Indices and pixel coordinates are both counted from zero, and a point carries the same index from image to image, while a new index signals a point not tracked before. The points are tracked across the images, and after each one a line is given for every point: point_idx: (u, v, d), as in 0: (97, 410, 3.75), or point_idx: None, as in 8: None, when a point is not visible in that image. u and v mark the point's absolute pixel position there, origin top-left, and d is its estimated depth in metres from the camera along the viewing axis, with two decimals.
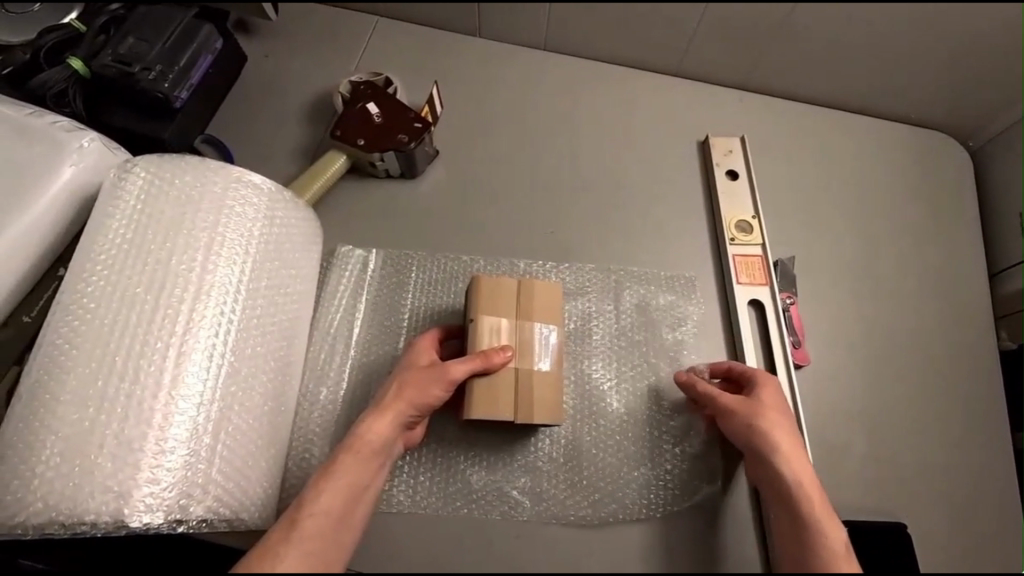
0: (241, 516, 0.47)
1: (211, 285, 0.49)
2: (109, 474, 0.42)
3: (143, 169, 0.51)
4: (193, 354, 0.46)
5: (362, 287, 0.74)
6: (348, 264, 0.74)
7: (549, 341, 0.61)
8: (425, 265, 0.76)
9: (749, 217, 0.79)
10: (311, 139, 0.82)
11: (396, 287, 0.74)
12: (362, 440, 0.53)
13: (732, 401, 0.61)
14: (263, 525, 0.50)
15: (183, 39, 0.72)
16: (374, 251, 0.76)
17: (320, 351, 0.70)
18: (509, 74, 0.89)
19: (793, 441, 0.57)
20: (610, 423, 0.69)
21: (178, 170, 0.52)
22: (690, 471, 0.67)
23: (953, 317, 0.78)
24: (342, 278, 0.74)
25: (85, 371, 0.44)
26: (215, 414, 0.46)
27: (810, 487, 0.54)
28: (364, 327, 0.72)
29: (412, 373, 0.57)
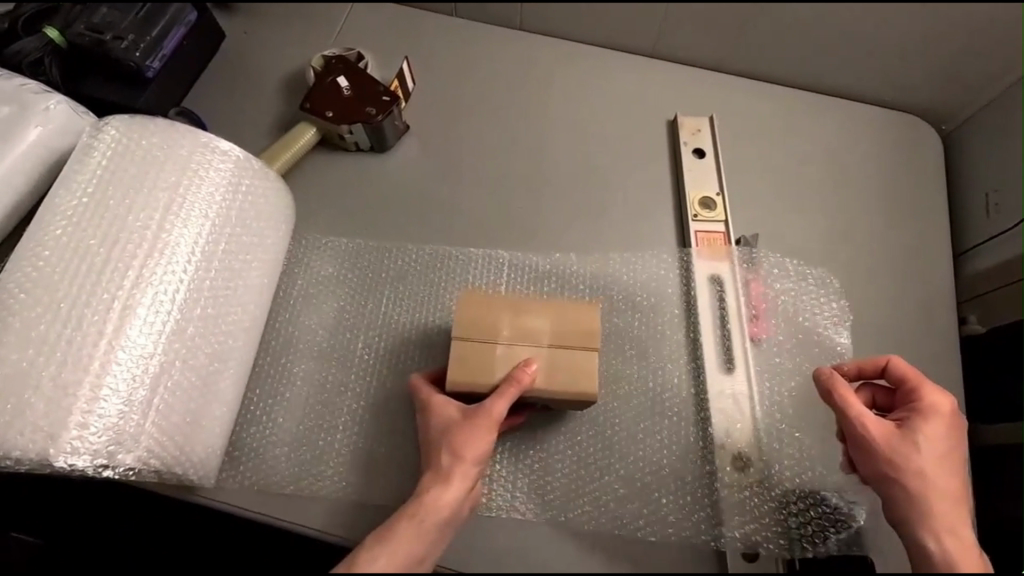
0: (174, 469, 0.49)
1: (165, 246, 0.50)
2: (42, 414, 0.44)
3: (114, 128, 0.53)
4: (138, 309, 0.48)
5: (337, 271, 0.76)
6: (326, 244, 0.76)
7: (543, 320, 0.63)
8: (397, 255, 0.76)
9: (714, 194, 0.79)
10: (286, 115, 0.84)
11: (366, 273, 0.75)
12: (426, 505, 0.53)
13: (884, 434, 0.57)
14: (199, 479, 0.51)
15: (156, 12, 0.74)
16: (358, 237, 0.77)
17: (284, 324, 0.73)
18: (484, 53, 0.90)
19: (952, 484, 0.55)
20: (614, 428, 0.68)
21: (145, 132, 0.53)
22: (657, 455, 0.67)
23: (919, 300, 0.78)
24: (321, 255, 0.76)
25: (30, 317, 0.46)
26: (154, 368, 0.48)
27: (960, 534, 0.54)
28: (328, 311, 0.73)
29: (456, 434, 0.56)
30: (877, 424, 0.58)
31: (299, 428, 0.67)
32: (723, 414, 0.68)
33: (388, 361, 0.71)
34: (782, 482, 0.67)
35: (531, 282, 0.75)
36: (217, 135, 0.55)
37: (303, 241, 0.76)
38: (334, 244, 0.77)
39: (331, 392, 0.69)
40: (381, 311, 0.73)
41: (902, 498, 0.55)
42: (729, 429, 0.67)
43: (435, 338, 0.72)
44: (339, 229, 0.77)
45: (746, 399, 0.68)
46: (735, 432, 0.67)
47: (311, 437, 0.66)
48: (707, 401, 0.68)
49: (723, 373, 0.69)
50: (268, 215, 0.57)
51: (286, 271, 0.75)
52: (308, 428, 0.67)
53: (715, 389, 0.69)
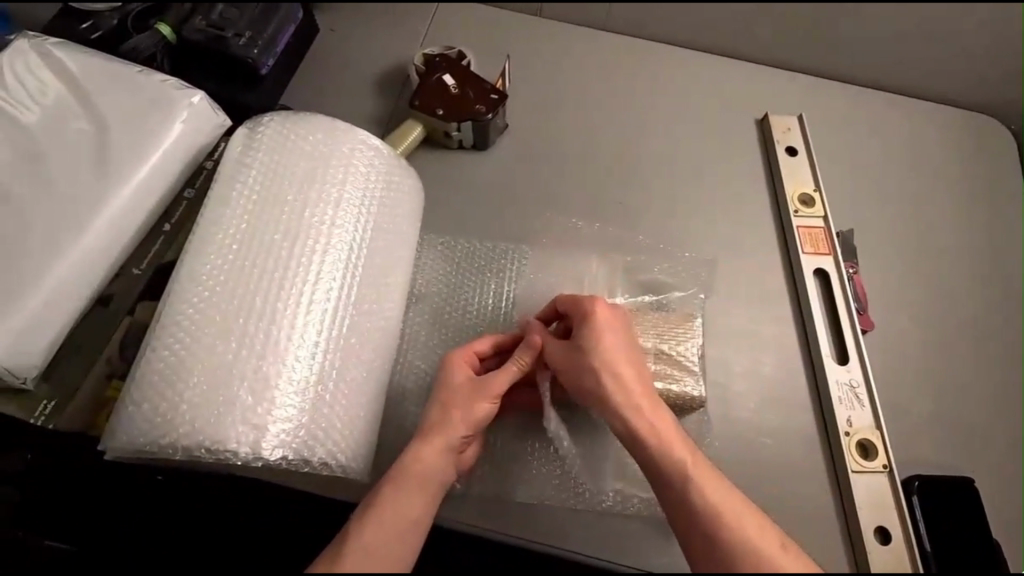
0: (353, 464, 0.47)
1: (339, 239, 0.50)
2: (248, 406, 0.42)
3: (277, 124, 0.54)
4: (322, 302, 0.47)
5: (449, 269, 0.75)
6: (436, 243, 0.76)
7: (649, 322, 0.67)
8: (516, 256, 0.76)
9: (811, 191, 0.81)
10: (383, 113, 0.84)
11: (486, 274, 0.75)
12: (415, 467, 0.52)
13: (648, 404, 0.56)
14: (361, 478, 0.51)
15: (269, 9, 0.73)
16: (465, 236, 0.77)
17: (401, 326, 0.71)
18: (571, 52, 0.91)
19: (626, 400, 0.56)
20: (737, 423, 0.68)
21: (309, 128, 0.54)
22: (788, 448, 0.67)
23: (1009, 294, 0.80)
24: (440, 257, 0.75)
25: (228, 308, 0.45)
26: (338, 361, 0.47)
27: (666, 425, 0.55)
28: (451, 311, 0.72)
29: (448, 394, 0.57)
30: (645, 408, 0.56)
31: None
32: (843, 403, 0.68)
33: None
34: (900, 468, 0.68)
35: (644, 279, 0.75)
36: (366, 132, 0.57)
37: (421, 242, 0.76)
38: (443, 243, 0.76)
39: None
40: (497, 307, 0.73)
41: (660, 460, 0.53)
42: (849, 417, 0.67)
43: None
44: (454, 230, 0.77)
45: (862, 389, 0.69)
46: (857, 420, 0.67)
47: None
48: (825, 390, 0.69)
49: (837, 363, 0.71)
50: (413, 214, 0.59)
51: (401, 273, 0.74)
52: None
53: (834, 379, 0.69)
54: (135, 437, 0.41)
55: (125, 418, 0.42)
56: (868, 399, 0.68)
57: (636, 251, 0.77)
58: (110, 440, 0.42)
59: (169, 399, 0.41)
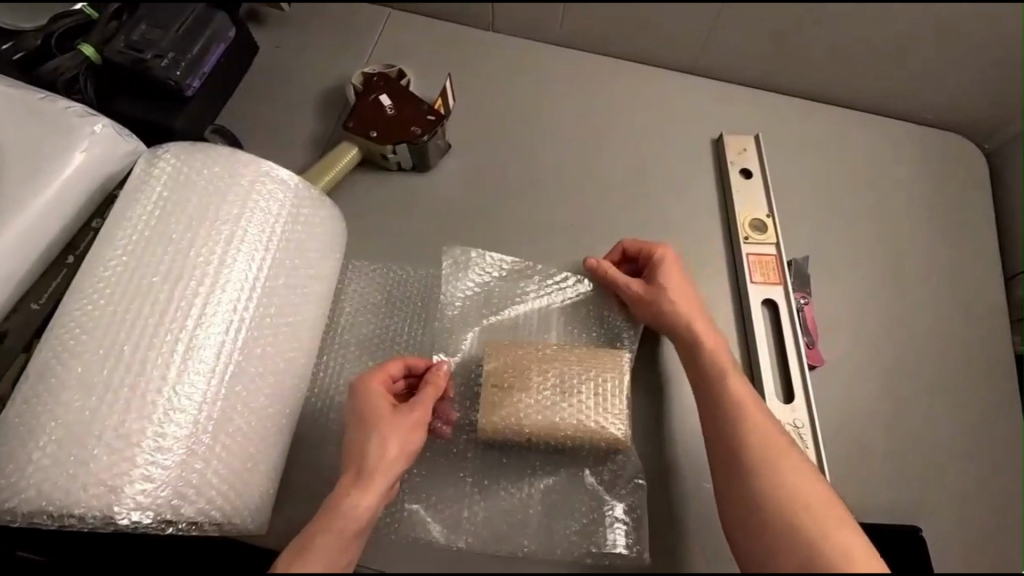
0: (233, 521, 0.45)
1: (226, 280, 0.48)
2: (104, 466, 0.40)
3: (172, 156, 0.52)
4: (201, 349, 0.45)
5: (382, 296, 0.72)
6: (369, 270, 0.73)
7: (575, 354, 0.62)
8: (451, 285, 0.73)
9: (764, 216, 0.77)
10: (323, 133, 0.81)
11: (418, 303, 0.72)
12: (341, 512, 0.49)
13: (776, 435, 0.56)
14: (254, 533, 0.49)
15: (196, 28, 0.71)
16: (401, 262, 0.74)
17: (328, 358, 0.68)
18: (522, 69, 0.88)
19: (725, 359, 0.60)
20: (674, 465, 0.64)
21: (205, 161, 0.51)
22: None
23: (972, 325, 0.76)
24: (371, 284, 0.73)
25: (93, 358, 0.42)
26: (216, 412, 0.44)
27: (742, 390, 0.58)
28: (380, 341, 0.70)
29: (382, 427, 0.53)
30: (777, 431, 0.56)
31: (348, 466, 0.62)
32: None
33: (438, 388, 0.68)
34: None
35: (583, 307, 0.72)
36: (271, 162, 0.54)
37: (351, 269, 0.73)
38: (376, 270, 0.74)
39: None
40: (430, 337, 0.70)
41: (731, 437, 0.55)
42: None
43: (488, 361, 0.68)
44: (389, 257, 0.74)
45: (807, 430, 0.65)
46: None
47: None
48: None
49: (782, 401, 0.67)
50: (325, 247, 0.55)
51: (331, 303, 0.71)
52: None
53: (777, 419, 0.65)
54: None
55: None
56: (815, 442, 0.64)
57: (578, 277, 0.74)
58: None
59: (19, 458, 0.39)
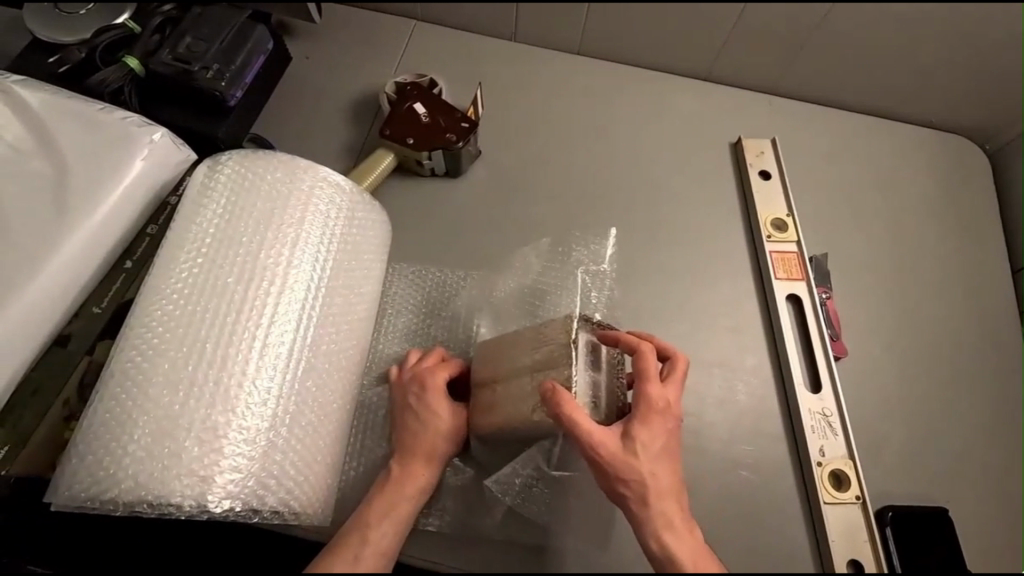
0: (308, 511, 0.47)
1: (293, 280, 0.50)
2: (194, 457, 0.42)
3: (235, 161, 0.54)
4: (276, 346, 0.47)
5: (422, 296, 0.75)
6: (410, 272, 0.76)
7: (526, 337, 0.62)
8: (489, 290, 0.75)
9: (784, 215, 0.81)
10: (357, 140, 0.84)
11: (458, 308, 0.74)
12: (409, 481, 0.56)
13: (612, 446, 0.53)
14: (322, 523, 0.50)
15: (236, 40, 0.73)
16: (439, 265, 0.77)
17: (375, 357, 0.71)
18: (545, 77, 0.91)
19: (655, 416, 0.55)
20: (709, 453, 0.67)
21: (267, 165, 0.54)
22: (763, 479, 0.66)
23: (982, 317, 0.80)
24: (413, 287, 0.75)
25: (176, 356, 0.44)
26: (292, 406, 0.46)
27: (654, 452, 0.54)
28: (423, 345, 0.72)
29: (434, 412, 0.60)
30: (597, 439, 0.53)
31: None
32: (816, 432, 0.67)
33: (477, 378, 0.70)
34: (873, 497, 0.67)
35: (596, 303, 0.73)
36: (327, 167, 0.56)
37: (392, 272, 0.75)
38: (418, 272, 0.76)
39: None
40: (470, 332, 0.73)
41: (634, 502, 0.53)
42: (822, 446, 0.67)
43: None
44: (427, 260, 0.77)
45: (836, 417, 0.68)
46: (829, 449, 0.66)
47: None
48: (798, 419, 0.68)
49: (810, 391, 0.70)
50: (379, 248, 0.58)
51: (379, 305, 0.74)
52: None
53: (806, 408, 0.68)
54: (78, 491, 0.41)
55: (70, 469, 0.42)
56: (842, 428, 0.67)
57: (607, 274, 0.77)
58: (55, 493, 0.42)
59: (113, 452, 0.41)
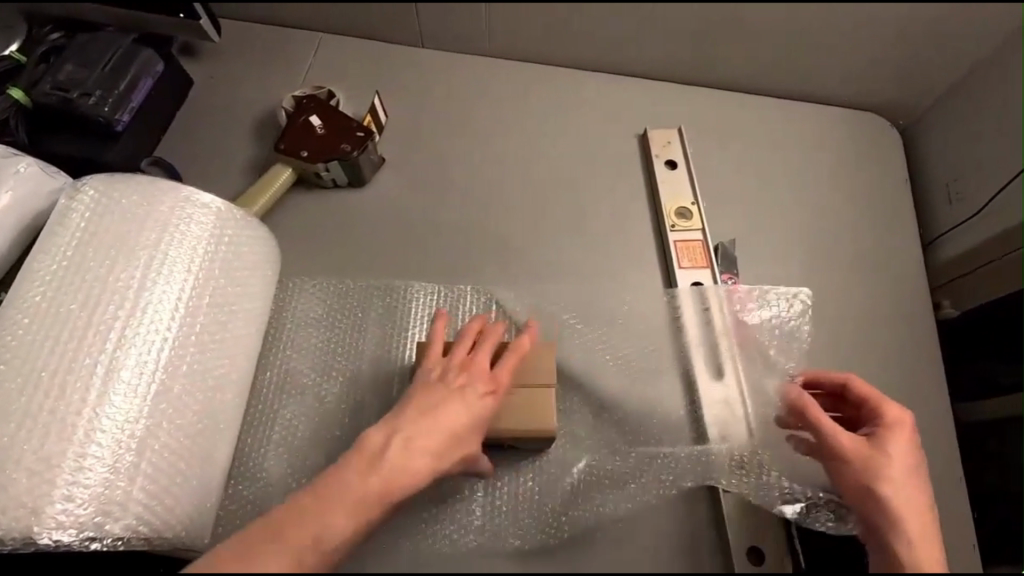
0: (164, 535, 0.47)
1: (147, 304, 0.50)
2: (26, 489, 0.44)
3: (92, 188, 0.53)
4: (121, 371, 0.48)
5: (321, 309, 0.74)
6: (309, 287, 0.75)
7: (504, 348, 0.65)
8: (386, 295, 0.75)
9: (689, 203, 0.81)
10: (260, 156, 0.84)
11: (353, 314, 0.74)
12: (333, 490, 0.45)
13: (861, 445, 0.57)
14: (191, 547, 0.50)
15: (121, 65, 0.73)
16: (338, 278, 0.76)
17: (272, 375, 0.70)
18: (453, 80, 0.91)
19: (889, 428, 0.58)
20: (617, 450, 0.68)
21: (122, 190, 0.53)
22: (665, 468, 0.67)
23: (892, 294, 0.80)
24: (312, 296, 0.75)
25: (10, 389, 0.46)
26: (140, 432, 0.47)
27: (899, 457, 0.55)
28: (316, 353, 0.71)
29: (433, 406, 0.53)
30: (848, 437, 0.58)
31: (300, 478, 0.65)
32: (716, 418, 0.68)
33: (376, 385, 0.70)
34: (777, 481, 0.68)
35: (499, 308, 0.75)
36: (194, 188, 0.56)
37: (292, 286, 0.75)
38: (316, 285, 0.75)
39: (326, 428, 0.67)
40: (367, 340, 0.72)
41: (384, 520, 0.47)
42: (723, 433, 0.68)
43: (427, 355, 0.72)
44: (327, 270, 0.76)
45: (737, 403, 0.69)
46: (730, 434, 0.67)
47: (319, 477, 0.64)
48: (700, 406, 0.69)
49: (713, 378, 0.71)
50: (254, 265, 0.57)
51: (274, 321, 0.73)
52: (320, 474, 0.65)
53: (709, 395, 0.69)
54: None
55: None
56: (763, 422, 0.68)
57: (521, 277, 0.77)
58: None
59: None
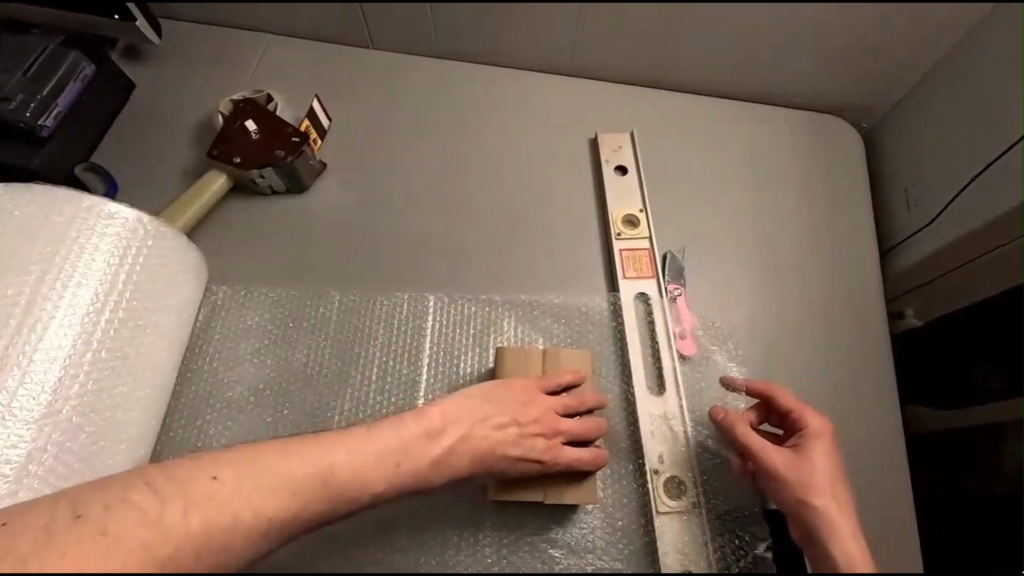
0: None
1: (38, 321, 0.50)
2: None
3: None
4: (4, 392, 0.48)
5: (251, 319, 0.72)
6: (240, 297, 0.73)
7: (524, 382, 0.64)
8: (318, 303, 0.72)
9: (637, 211, 0.78)
10: (198, 161, 0.81)
11: (285, 324, 0.71)
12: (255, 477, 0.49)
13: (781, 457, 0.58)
14: None
15: (46, 68, 0.72)
16: (269, 287, 0.73)
17: (197, 388, 0.68)
18: (402, 82, 0.88)
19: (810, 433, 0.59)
20: None
21: (20, 200, 0.52)
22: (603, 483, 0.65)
23: (848, 304, 0.77)
24: (241, 307, 0.72)
25: None
26: (24, 455, 0.48)
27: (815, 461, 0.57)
28: (245, 365, 0.69)
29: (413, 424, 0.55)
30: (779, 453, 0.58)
31: None
32: (655, 437, 0.65)
33: (307, 398, 0.67)
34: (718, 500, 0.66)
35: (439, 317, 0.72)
36: (101, 199, 0.54)
37: (222, 296, 0.73)
38: (248, 295, 0.73)
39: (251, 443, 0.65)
40: (297, 351, 0.70)
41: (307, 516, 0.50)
42: (662, 453, 0.65)
43: (361, 367, 0.69)
44: (261, 278, 0.74)
45: (678, 420, 0.66)
46: (668, 456, 0.65)
47: None
48: (639, 424, 0.66)
49: (653, 394, 0.68)
50: (164, 278, 0.55)
51: (202, 332, 0.71)
52: None
53: (646, 412, 0.67)
54: None
55: None
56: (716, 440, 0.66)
57: (463, 286, 0.74)
58: None
59: None
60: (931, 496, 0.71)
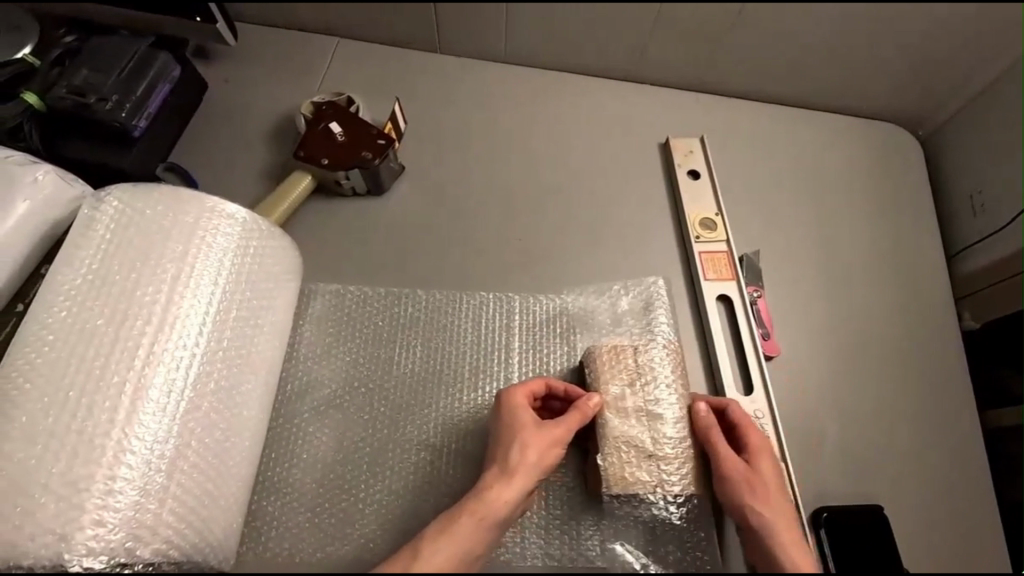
0: (197, 553, 0.48)
1: (175, 318, 0.50)
2: (54, 516, 0.44)
3: (117, 199, 0.53)
4: (149, 389, 0.48)
5: (339, 316, 0.72)
6: (329, 296, 0.73)
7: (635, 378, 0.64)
8: (406, 302, 0.73)
9: (713, 214, 0.80)
10: (278, 161, 0.82)
11: (372, 322, 0.72)
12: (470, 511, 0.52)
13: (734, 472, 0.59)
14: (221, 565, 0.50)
15: (138, 69, 0.72)
16: (355, 285, 0.74)
17: (291, 385, 0.68)
18: (473, 86, 0.89)
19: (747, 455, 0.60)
20: None
21: (150, 201, 0.53)
22: None
23: (918, 307, 0.79)
24: (329, 305, 0.73)
25: (37, 408, 0.46)
26: (170, 452, 0.47)
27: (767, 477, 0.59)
28: (336, 363, 0.70)
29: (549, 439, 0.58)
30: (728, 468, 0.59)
31: (326, 492, 0.63)
32: None
33: (400, 396, 0.68)
34: (807, 497, 0.67)
35: (525, 317, 0.73)
36: (221, 199, 0.55)
37: (310, 293, 0.73)
38: (336, 294, 0.73)
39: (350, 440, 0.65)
40: (387, 350, 0.70)
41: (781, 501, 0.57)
42: None
43: (452, 365, 0.70)
44: (347, 278, 0.75)
45: (767, 419, 0.68)
46: None
47: (345, 490, 0.63)
48: None
49: (742, 394, 0.70)
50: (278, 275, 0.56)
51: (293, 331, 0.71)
52: (344, 486, 0.63)
53: None
54: None
55: None
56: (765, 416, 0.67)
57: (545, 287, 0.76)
58: None
59: None
60: (1008, 494, 0.73)
